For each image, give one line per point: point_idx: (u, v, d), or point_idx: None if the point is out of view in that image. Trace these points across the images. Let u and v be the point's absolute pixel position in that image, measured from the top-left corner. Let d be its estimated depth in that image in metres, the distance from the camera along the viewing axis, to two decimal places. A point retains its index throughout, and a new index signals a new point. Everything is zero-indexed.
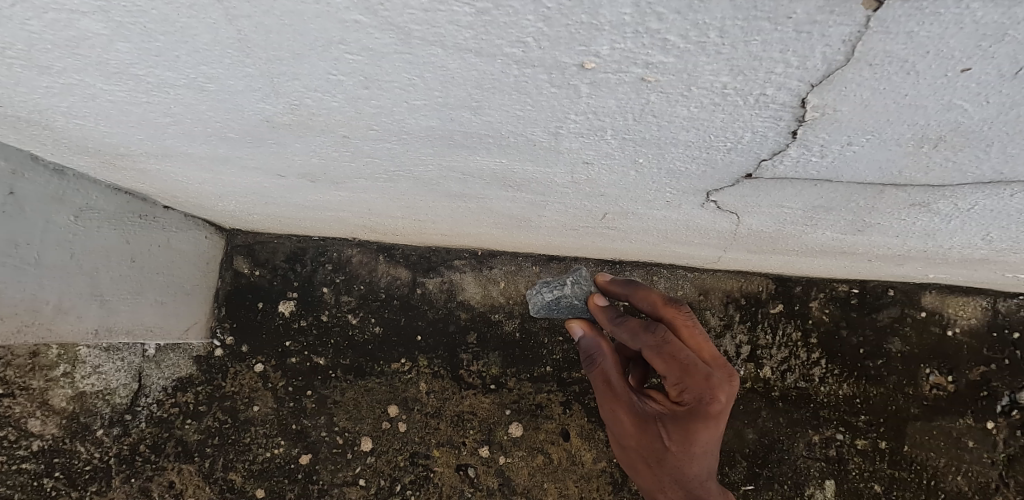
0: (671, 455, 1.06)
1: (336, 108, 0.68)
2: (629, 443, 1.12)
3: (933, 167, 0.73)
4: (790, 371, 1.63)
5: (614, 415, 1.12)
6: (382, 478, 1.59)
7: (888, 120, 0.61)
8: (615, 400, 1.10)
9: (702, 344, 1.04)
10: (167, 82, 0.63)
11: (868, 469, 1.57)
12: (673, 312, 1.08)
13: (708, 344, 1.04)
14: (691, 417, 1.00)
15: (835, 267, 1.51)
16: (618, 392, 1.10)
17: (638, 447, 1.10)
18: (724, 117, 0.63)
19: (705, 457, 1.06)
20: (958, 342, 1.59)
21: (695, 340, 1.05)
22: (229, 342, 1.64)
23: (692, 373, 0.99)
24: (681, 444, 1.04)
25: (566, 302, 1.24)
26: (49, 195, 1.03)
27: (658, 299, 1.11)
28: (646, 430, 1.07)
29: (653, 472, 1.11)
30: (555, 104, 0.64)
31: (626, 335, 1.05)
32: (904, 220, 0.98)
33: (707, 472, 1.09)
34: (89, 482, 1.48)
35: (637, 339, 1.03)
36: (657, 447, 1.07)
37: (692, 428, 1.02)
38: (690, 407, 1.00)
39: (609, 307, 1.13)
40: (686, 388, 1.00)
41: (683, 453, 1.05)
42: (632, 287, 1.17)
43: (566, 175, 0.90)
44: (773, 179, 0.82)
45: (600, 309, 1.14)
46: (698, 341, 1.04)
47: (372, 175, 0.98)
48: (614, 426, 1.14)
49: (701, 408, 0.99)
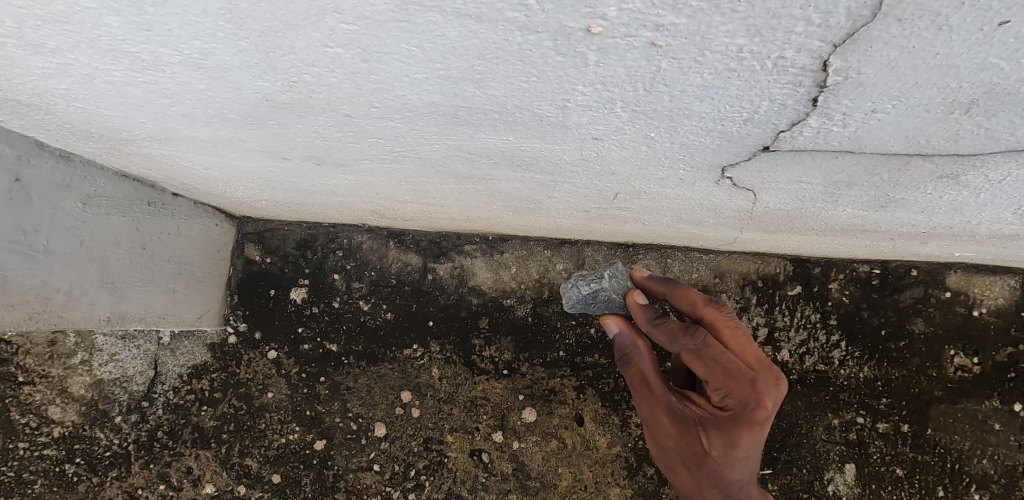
0: (711, 458, 1.03)
1: (336, 84, 0.66)
2: (667, 444, 1.09)
3: (962, 135, 0.69)
4: (809, 354, 1.59)
5: (652, 416, 1.09)
6: (396, 463, 1.59)
7: (916, 83, 0.58)
8: (652, 400, 1.08)
9: (745, 346, 1.01)
10: (162, 60, 0.61)
11: (890, 452, 1.54)
12: (713, 312, 1.06)
13: (751, 347, 1.01)
14: (734, 422, 0.98)
15: (855, 247, 1.46)
16: (656, 392, 1.08)
17: (677, 449, 1.07)
18: (740, 85, 0.60)
19: (745, 462, 1.03)
20: (984, 322, 1.54)
21: (737, 342, 1.02)
22: (242, 329, 1.65)
23: (736, 378, 0.97)
24: (723, 448, 1.01)
25: (604, 296, 1.20)
26: (56, 182, 1.03)
27: (699, 299, 1.09)
28: (686, 433, 1.04)
29: (690, 475, 1.08)
30: (562, 74, 0.61)
31: (664, 338, 1.06)
32: (931, 194, 0.94)
33: (747, 476, 1.06)
34: (109, 468, 1.53)
35: (675, 342, 1.03)
36: (697, 450, 1.04)
37: (734, 433, 0.99)
38: (733, 412, 0.97)
39: (648, 306, 1.13)
40: (728, 392, 0.97)
41: (723, 457, 1.02)
42: (671, 285, 1.15)
43: (575, 153, 0.88)
44: (792, 152, 0.79)
45: (638, 308, 1.14)
46: (740, 343, 1.01)
47: (378, 157, 0.96)
48: (650, 426, 1.11)
49: (746, 414, 0.96)
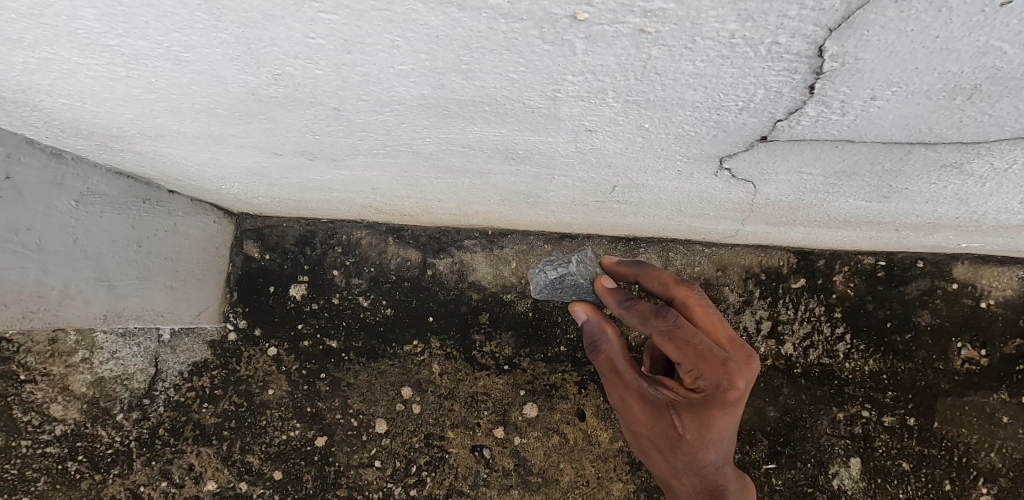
0: (685, 442, 1.02)
1: (321, 77, 0.65)
2: (640, 431, 1.08)
3: (966, 122, 0.67)
4: (813, 347, 1.58)
5: (624, 403, 1.08)
6: (398, 459, 1.59)
7: (916, 69, 0.56)
8: (624, 387, 1.07)
9: (717, 325, 1.00)
10: (142, 53, 0.60)
11: (895, 446, 1.52)
12: (684, 291, 1.06)
13: (722, 326, 1.00)
14: (707, 403, 0.96)
15: (860, 239, 1.44)
16: (627, 380, 1.06)
17: (650, 435, 1.06)
18: (734, 72, 0.58)
19: (721, 443, 1.03)
20: (992, 314, 1.51)
21: (709, 321, 1.01)
22: (242, 326, 1.64)
23: (708, 359, 0.95)
24: (697, 431, 1.00)
25: (571, 282, 1.17)
26: (48, 180, 1.02)
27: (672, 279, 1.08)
28: (658, 419, 1.03)
29: (666, 459, 1.07)
30: (550, 63, 0.59)
31: (635, 320, 1.03)
32: (935, 183, 0.92)
33: (723, 458, 1.05)
34: (112, 465, 1.54)
35: (647, 324, 1.00)
36: (670, 435, 1.03)
37: (708, 414, 0.98)
38: (705, 393, 0.96)
39: (618, 289, 1.10)
40: (700, 373, 0.96)
41: (698, 439, 1.01)
42: (642, 267, 1.13)
43: (570, 145, 0.86)
44: (791, 142, 0.77)
45: (607, 292, 1.11)
46: (712, 321, 1.01)
47: (371, 151, 0.95)
48: (624, 414, 1.09)
49: (718, 394, 0.95)
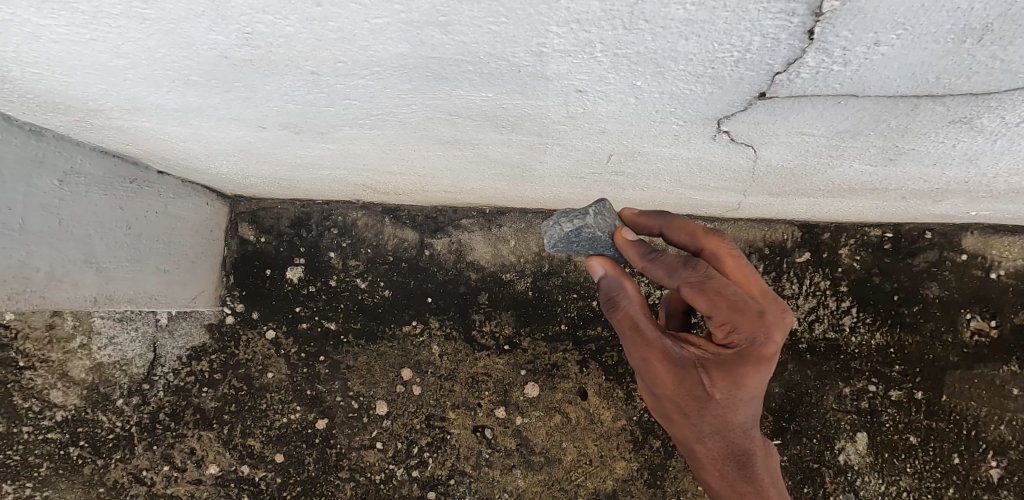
0: (714, 402, 1.00)
1: (294, 35, 0.62)
2: (664, 393, 1.05)
3: (977, 69, 0.63)
4: (819, 321, 1.55)
5: (646, 363, 1.03)
6: (399, 441, 1.58)
7: (922, 7, 0.52)
8: (646, 346, 1.02)
9: (749, 278, 0.96)
10: (103, 11, 0.58)
11: (903, 420, 1.49)
12: (715, 242, 0.99)
13: (755, 279, 0.96)
14: (740, 360, 0.94)
15: (866, 209, 1.41)
16: (650, 337, 1.01)
17: (675, 397, 1.03)
18: (727, 16, 0.55)
19: (750, 405, 1.01)
20: (1002, 284, 1.48)
21: (741, 274, 0.97)
22: (240, 309, 1.63)
23: (741, 310, 0.92)
24: (727, 390, 0.98)
25: (588, 235, 1.06)
26: (27, 158, 1.00)
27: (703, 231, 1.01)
28: (685, 378, 1.00)
29: (692, 422, 1.04)
30: (532, 12, 0.56)
31: (661, 273, 0.97)
32: (943, 142, 0.88)
33: (751, 421, 1.04)
34: (113, 450, 1.54)
35: (675, 276, 0.95)
36: (699, 395, 1.00)
37: (740, 371, 0.96)
38: (738, 348, 0.94)
39: (639, 242, 1.03)
40: (734, 327, 0.93)
41: (728, 399, 0.99)
42: (666, 217, 1.05)
43: (560, 109, 0.83)
44: (790, 99, 0.73)
45: (629, 244, 1.03)
46: (745, 275, 0.96)
47: (357, 121, 0.92)
48: (644, 374, 1.05)
49: (753, 350, 0.93)
